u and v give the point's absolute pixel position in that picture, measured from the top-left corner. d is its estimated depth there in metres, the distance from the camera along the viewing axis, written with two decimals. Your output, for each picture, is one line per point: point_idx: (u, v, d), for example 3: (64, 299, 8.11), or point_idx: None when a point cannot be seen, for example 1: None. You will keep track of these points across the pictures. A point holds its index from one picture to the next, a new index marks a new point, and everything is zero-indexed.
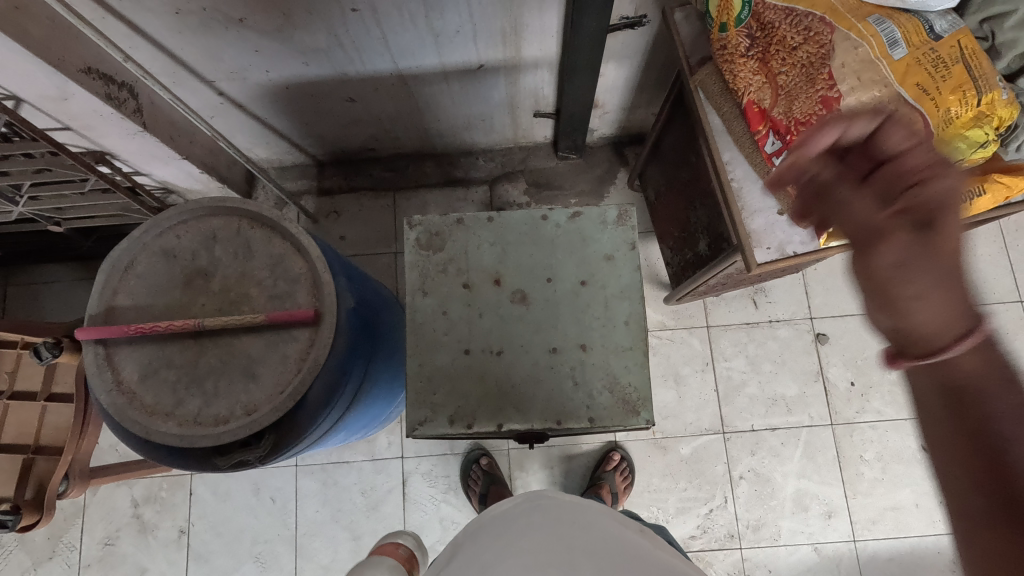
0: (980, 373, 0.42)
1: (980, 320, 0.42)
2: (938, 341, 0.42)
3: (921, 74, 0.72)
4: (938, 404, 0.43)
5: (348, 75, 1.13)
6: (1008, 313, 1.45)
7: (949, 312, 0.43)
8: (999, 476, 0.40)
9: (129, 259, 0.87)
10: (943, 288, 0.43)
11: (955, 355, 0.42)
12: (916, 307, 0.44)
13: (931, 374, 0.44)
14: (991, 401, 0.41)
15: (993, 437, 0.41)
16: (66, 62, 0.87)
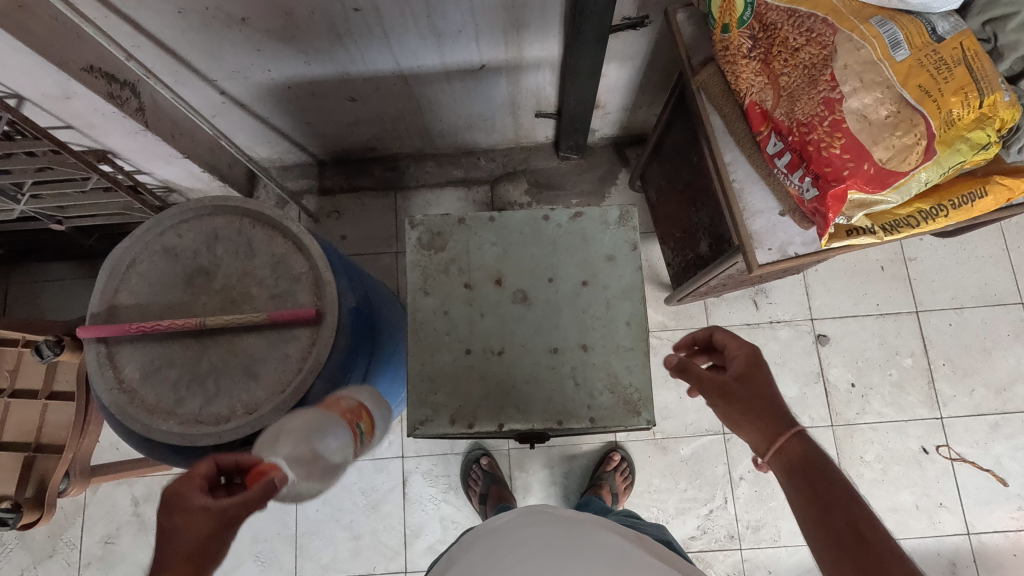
0: (802, 463, 0.59)
1: (790, 429, 0.61)
2: (783, 458, 0.61)
3: (923, 75, 0.72)
4: (790, 486, 0.59)
5: (350, 74, 1.13)
6: (1009, 315, 1.45)
7: (771, 436, 0.62)
8: (850, 552, 0.53)
9: (131, 257, 0.87)
10: (767, 424, 0.62)
11: (783, 447, 0.61)
12: (758, 442, 0.63)
13: (782, 465, 0.61)
14: (818, 480, 0.58)
15: (843, 517, 0.55)
16: (69, 60, 0.87)
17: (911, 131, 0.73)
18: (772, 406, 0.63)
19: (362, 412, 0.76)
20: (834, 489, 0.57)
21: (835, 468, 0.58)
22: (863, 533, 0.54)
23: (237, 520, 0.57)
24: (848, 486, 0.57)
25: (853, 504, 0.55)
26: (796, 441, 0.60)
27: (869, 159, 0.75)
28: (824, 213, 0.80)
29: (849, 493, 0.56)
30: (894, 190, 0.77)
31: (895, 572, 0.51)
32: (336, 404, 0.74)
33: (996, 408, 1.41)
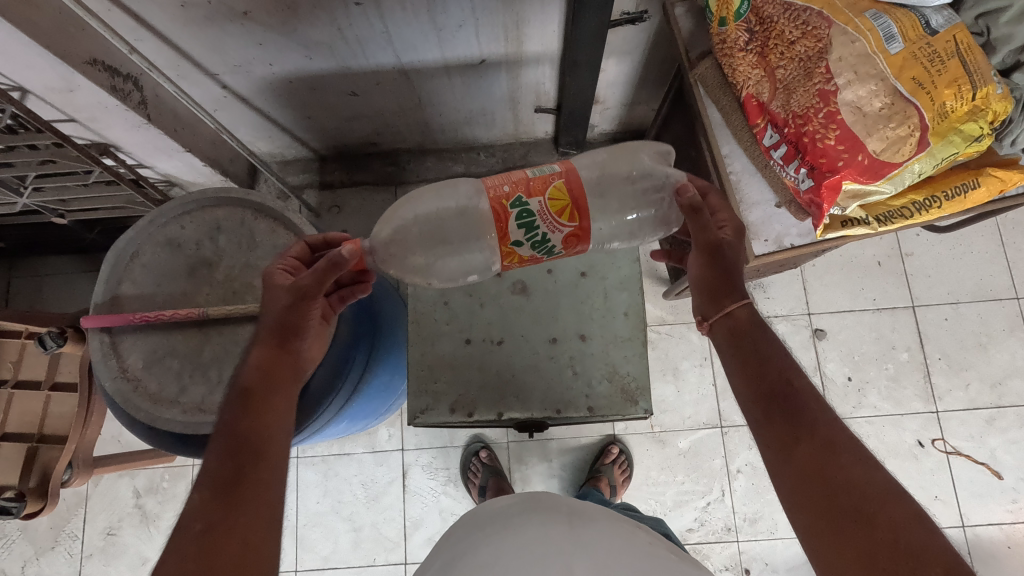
0: (745, 328, 0.70)
1: (743, 299, 0.71)
2: (731, 318, 0.71)
3: (917, 68, 0.73)
4: (731, 352, 0.70)
5: (350, 69, 1.14)
6: (1005, 310, 1.46)
7: (722, 303, 0.72)
8: (780, 401, 0.64)
9: (134, 248, 0.88)
10: (722, 290, 0.72)
11: (733, 311, 0.71)
12: (708, 303, 0.73)
13: (726, 331, 0.71)
14: (756, 347, 0.69)
15: (783, 377, 0.65)
16: (71, 53, 0.87)
17: (905, 123, 0.74)
18: (734, 276, 0.72)
19: (542, 184, 0.68)
20: (770, 352, 0.68)
21: (770, 334, 0.69)
22: (792, 392, 0.64)
23: (311, 290, 0.70)
24: (780, 348, 0.68)
25: (785, 363, 0.67)
26: (744, 309, 0.70)
27: (863, 151, 0.76)
28: (819, 204, 0.82)
29: (783, 352, 0.67)
30: (887, 181, 0.78)
31: (818, 423, 0.61)
32: (511, 172, 0.69)
33: (991, 402, 1.42)
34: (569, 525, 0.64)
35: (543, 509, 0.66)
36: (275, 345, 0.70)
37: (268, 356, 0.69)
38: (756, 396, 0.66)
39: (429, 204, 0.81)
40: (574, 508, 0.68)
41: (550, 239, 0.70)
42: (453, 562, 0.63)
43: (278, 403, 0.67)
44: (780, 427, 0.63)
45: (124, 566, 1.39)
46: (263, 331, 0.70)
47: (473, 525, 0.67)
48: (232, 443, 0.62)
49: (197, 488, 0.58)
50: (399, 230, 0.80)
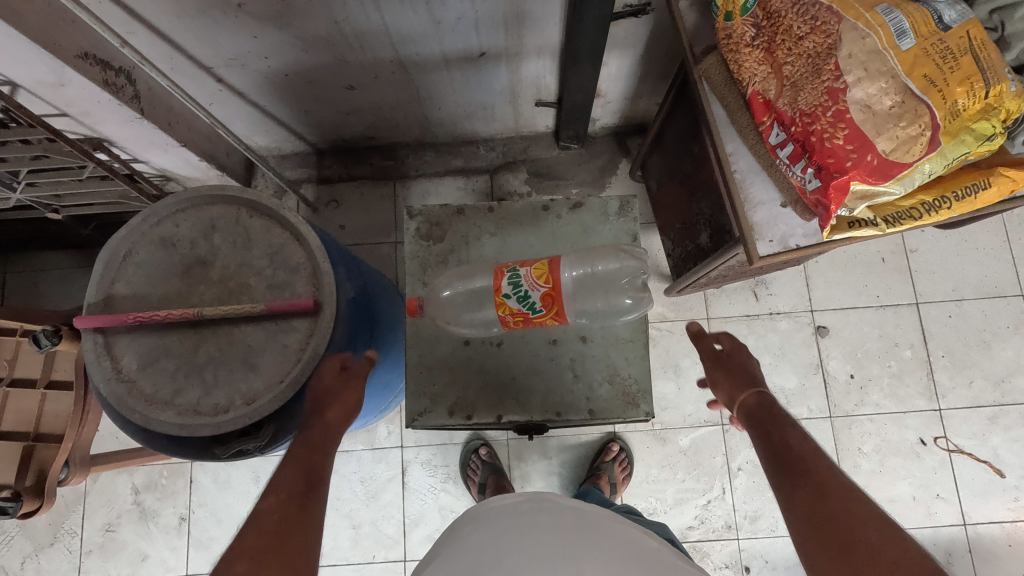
0: (760, 412, 0.70)
1: (751, 388, 0.72)
2: (744, 411, 0.72)
3: (928, 65, 0.71)
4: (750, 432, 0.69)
5: (347, 62, 1.12)
6: (1009, 307, 1.44)
7: (734, 394, 0.73)
8: (781, 461, 0.63)
9: (127, 247, 0.86)
10: (732, 384, 0.74)
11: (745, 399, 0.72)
12: (728, 403, 0.74)
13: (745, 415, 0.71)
14: (769, 422, 0.68)
15: (786, 441, 0.65)
16: (62, 46, 0.85)
17: (916, 122, 0.72)
18: (741, 374, 0.75)
19: (529, 260, 0.79)
20: (778, 425, 0.67)
21: (785, 413, 0.68)
22: (798, 454, 0.63)
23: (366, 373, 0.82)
24: (789, 420, 0.67)
25: (788, 430, 0.66)
26: (754, 397, 0.71)
27: (872, 151, 0.74)
28: (826, 205, 0.80)
29: (790, 422, 0.67)
30: (897, 181, 0.76)
31: (817, 474, 0.60)
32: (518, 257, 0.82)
33: (994, 400, 1.41)
34: (573, 531, 0.62)
35: (552, 508, 0.65)
36: (332, 410, 0.75)
37: (328, 419, 0.75)
38: (767, 468, 0.65)
39: (463, 280, 0.93)
40: (580, 510, 0.66)
41: (531, 297, 0.77)
42: (454, 562, 0.61)
43: (327, 462, 0.71)
44: (783, 491, 0.61)
45: (123, 562, 1.39)
46: (321, 399, 0.76)
47: (475, 521, 0.65)
48: (300, 470, 0.68)
49: (268, 496, 0.65)
50: (446, 299, 0.92)
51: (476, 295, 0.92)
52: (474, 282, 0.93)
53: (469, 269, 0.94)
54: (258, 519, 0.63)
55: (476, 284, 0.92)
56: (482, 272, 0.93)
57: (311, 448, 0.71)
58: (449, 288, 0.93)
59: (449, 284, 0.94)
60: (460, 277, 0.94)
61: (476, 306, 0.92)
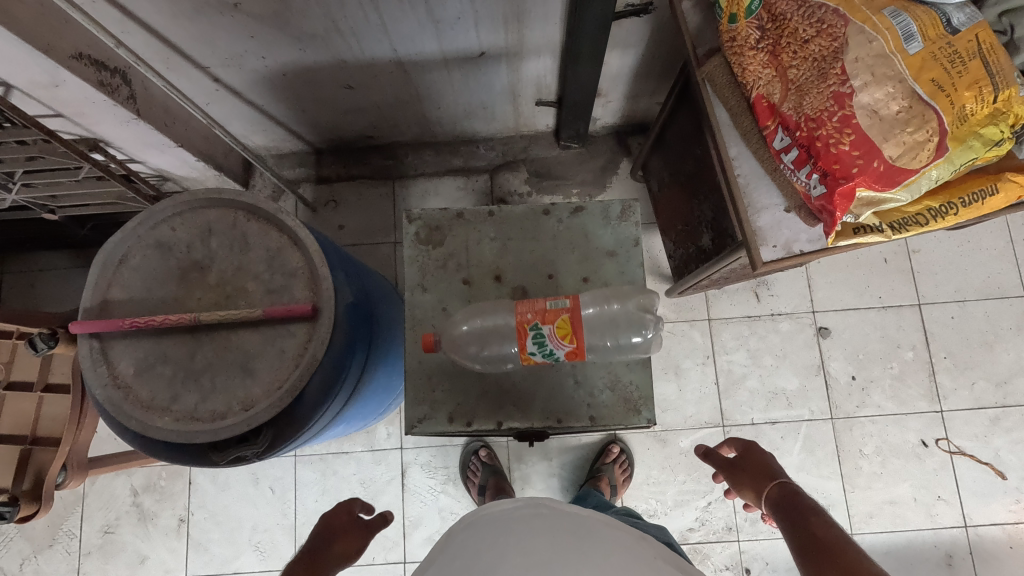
0: (784, 500, 0.76)
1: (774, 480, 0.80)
2: (771, 502, 0.78)
3: (936, 69, 0.71)
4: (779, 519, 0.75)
5: (346, 61, 1.10)
6: (1012, 308, 1.43)
7: (761, 487, 0.81)
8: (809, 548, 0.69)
9: (123, 251, 0.85)
10: (757, 481, 0.82)
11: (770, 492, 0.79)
12: (756, 497, 0.81)
13: (773, 504, 0.78)
14: (796, 507, 0.74)
15: (807, 526, 0.71)
16: (57, 47, 0.84)
17: (923, 127, 0.71)
18: (761, 469, 0.82)
19: (552, 314, 0.79)
20: (802, 511, 0.73)
21: (808, 496, 0.75)
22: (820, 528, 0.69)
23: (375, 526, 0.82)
24: (812, 505, 0.74)
25: (812, 517, 0.72)
26: (777, 488, 0.78)
27: (879, 157, 0.73)
28: (831, 211, 0.79)
29: (811, 508, 0.73)
30: (904, 188, 0.75)
31: (842, 557, 0.65)
32: (535, 300, 0.81)
33: (996, 401, 1.41)
34: (570, 542, 0.60)
35: (550, 515, 0.63)
36: (338, 544, 0.79)
37: (331, 555, 0.78)
38: (794, 546, 0.71)
39: (479, 317, 0.90)
40: (579, 517, 0.64)
41: (556, 352, 0.80)
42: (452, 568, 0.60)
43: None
44: (811, 564, 0.67)
45: (123, 564, 1.39)
46: (327, 536, 0.80)
47: (474, 526, 0.64)
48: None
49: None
50: (462, 335, 0.90)
51: (491, 333, 0.89)
52: (488, 320, 0.90)
53: (488, 306, 0.91)
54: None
55: (491, 322, 0.89)
56: (501, 310, 0.90)
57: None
58: (465, 324, 0.90)
59: (465, 320, 0.91)
60: (473, 314, 0.91)
61: (491, 343, 0.89)
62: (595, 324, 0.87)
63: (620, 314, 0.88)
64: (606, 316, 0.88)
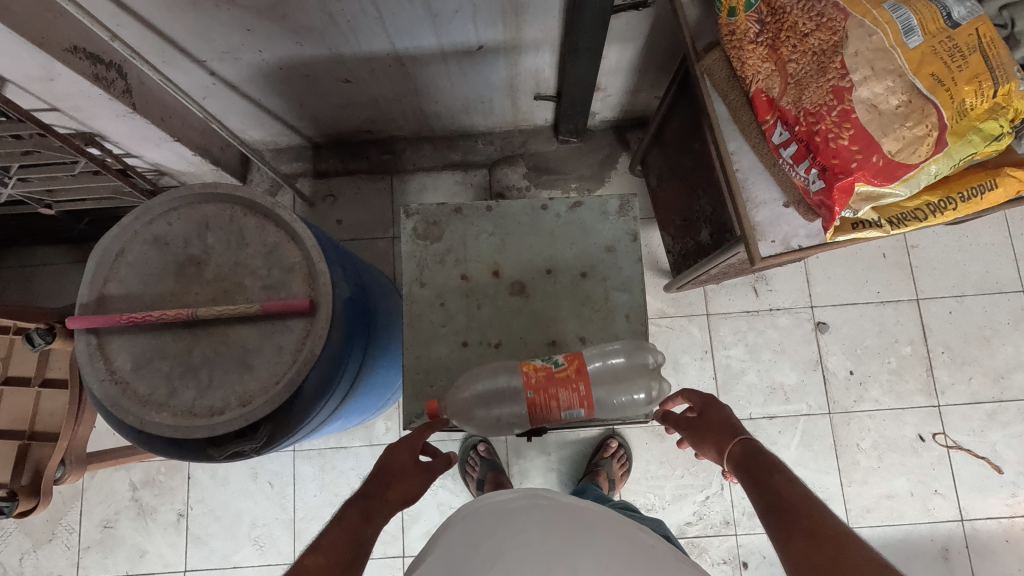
0: (747, 458, 0.71)
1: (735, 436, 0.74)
2: (732, 460, 0.73)
3: (936, 63, 0.70)
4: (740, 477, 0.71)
5: (343, 55, 1.10)
6: (1010, 303, 1.44)
7: (723, 445, 0.75)
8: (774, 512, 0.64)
9: (120, 246, 0.85)
10: (716, 438, 0.76)
11: (730, 450, 0.74)
12: (717, 454, 0.76)
13: (734, 460, 0.73)
14: (758, 465, 0.70)
15: (771, 488, 0.66)
16: (51, 40, 0.83)
17: (922, 122, 0.71)
18: (723, 426, 0.77)
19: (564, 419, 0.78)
20: (767, 471, 0.68)
21: (772, 454, 0.70)
22: (783, 488, 0.65)
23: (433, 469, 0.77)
24: (777, 463, 0.69)
25: (777, 477, 0.67)
26: (739, 446, 0.73)
27: (878, 152, 0.73)
28: (829, 206, 0.79)
29: (776, 466, 0.68)
30: (903, 183, 0.75)
31: (811, 523, 0.61)
32: (550, 412, 0.76)
33: (994, 396, 1.41)
34: (566, 528, 0.61)
35: (548, 505, 0.64)
36: (394, 490, 0.74)
37: (386, 500, 0.73)
38: (756, 507, 0.67)
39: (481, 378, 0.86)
40: (575, 507, 0.64)
41: None
42: (450, 556, 0.61)
43: (369, 537, 0.69)
44: (773, 527, 0.64)
45: (122, 558, 1.39)
46: (384, 480, 0.74)
47: (471, 516, 0.65)
48: (344, 531, 0.69)
49: (312, 555, 0.66)
50: (466, 396, 0.85)
51: (495, 393, 0.84)
52: (490, 380, 0.86)
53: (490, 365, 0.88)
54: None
55: (493, 382, 0.85)
56: (503, 368, 0.86)
57: (359, 518, 0.70)
58: (470, 386, 0.86)
59: (469, 381, 0.87)
60: (477, 374, 0.87)
61: (497, 403, 0.83)
62: (601, 376, 0.83)
63: (624, 367, 0.86)
64: (610, 370, 0.85)
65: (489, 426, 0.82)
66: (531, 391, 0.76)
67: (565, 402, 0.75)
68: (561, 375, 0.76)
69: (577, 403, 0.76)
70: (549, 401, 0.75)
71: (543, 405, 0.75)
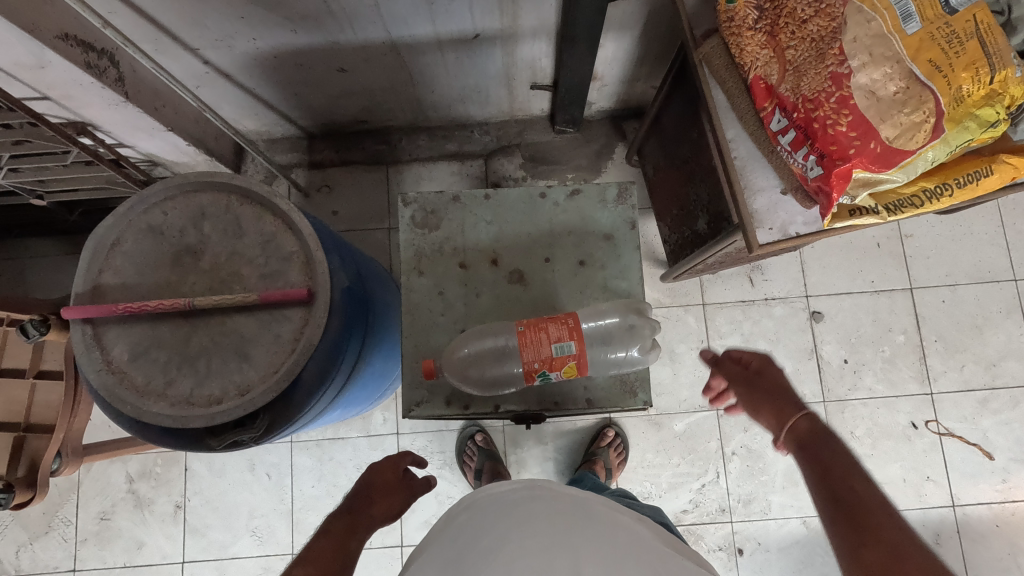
0: (809, 436, 0.71)
1: (797, 410, 0.74)
2: (791, 432, 0.73)
3: (934, 49, 0.71)
4: (799, 457, 0.71)
5: (338, 43, 1.09)
6: (1002, 291, 1.45)
7: (782, 412, 0.75)
8: (841, 502, 0.63)
9: (115, 235, 0.84)
10: (780, 405, 0.76)
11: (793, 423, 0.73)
12: (772, 421, 0.76)
13: (794, 437, 0.73)
14: (823, 448, 0.69)
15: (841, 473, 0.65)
16: (42, 27, 0.82)
17: (920, 108, 0.72)
18: (784, 394, 0.77)
19: (559, 360, 0.79)
20: (834, 454, 0.67)
21: (837, 436, 0.70)
22: (850, 479, 0.64)
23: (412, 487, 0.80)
24: (845, 451, 0.68)
25: (846, 463, 0.66)
26: (804, 420, 0.73)
27: (876, 138, 0.74)
28: (828, 192, 0.79)
29: (845, 453, 0.67)
30: (900, 169, 0.76)
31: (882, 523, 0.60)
32: (540, 345, 0.79)
33: (985, 383, 1.43)
34: (567, 518, 0.61)
35: (548, 494, 0.65)
36: (378, 504, 0.76)
37: (370, 514, 0.75)
38: (821, 491, 0.65)
39: (479, 338, 0.90)
40: (575, 498, 0.65)
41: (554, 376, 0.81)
42: (451, 547, 0.61)
43: (355, 549, 0.70)
44: (838, 517, 0.62)
45: (119, 550, 1.39)
46: (370, 493, 0.77)
47: (472, 509, 0.65)
48: (331, 543, 0.69)
49: (302, 565, 0.66)
50: (463, 355, 0.89)
51: (493, 353, 0.89)
52: (486, 341, 0.90)
53: (486, 325, 0.91)
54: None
55: (491, 342, 0.90)
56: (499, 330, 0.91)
57: (345, 530, 0.71)
58: (465, 346, 0.90)
59: (466, 340, 0.90)
60: (472, 336, 0.90)
61: (494, 363, 0.89)
62: (593, 338, 0.89)
63: (617, 328, 0.91)
64: (601, 330, 0.90)
65: (487, 384, 0.89)
66: (521, 326, 0.80)
67: (554, 332, 0.79)
68: (550, 315, 0.82)
69: (566, 333, 0.79)
70: (539, 334, 0.79)
71: (532, 337, 0.79)
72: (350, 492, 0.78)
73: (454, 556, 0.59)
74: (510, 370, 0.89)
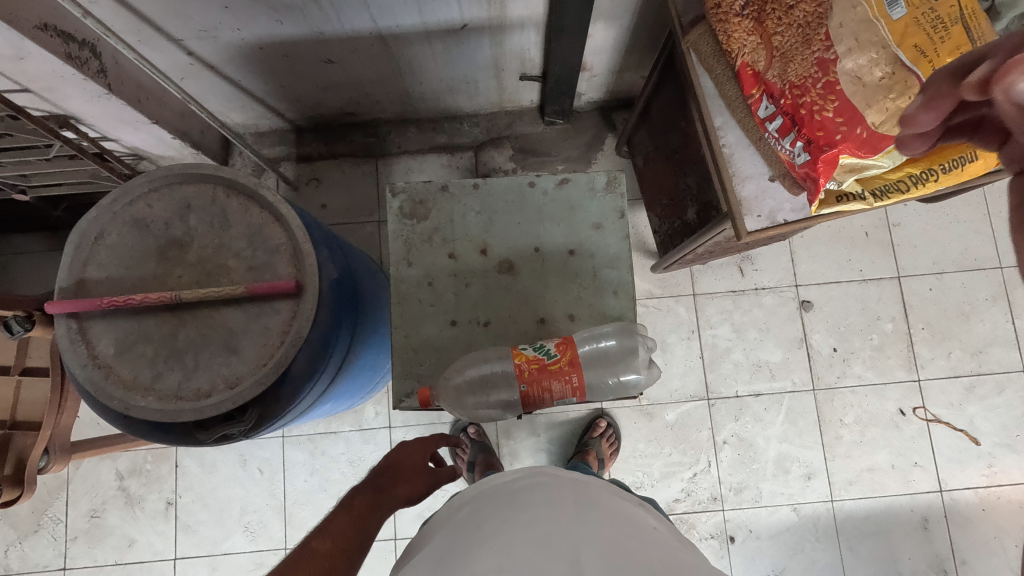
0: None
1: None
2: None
3: (919, 35, 0.73)
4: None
5: (324, 34, 1.07)
6: (988, 279, 1.46)
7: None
8: None
9: (99, 229, 0.83)
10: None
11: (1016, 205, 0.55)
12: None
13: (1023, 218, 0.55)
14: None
15: None
16: (20, 17, 0.80)
17: (905, 93, 0.73)
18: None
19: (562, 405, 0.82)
20: None
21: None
22: None
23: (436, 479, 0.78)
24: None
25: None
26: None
27: (862, 123, 0.76)
28: (815, 178, 0.81)
29: None
30: (886, 155, 0.77)
31: None
32: (544, 402, 0.80)
33: (972, 369, 1.44)
34: (571, 505, 0.61)
35: (550, 482, 0.65)
36: (401, 487, 0.75)
37: (393, 495, 0.74)
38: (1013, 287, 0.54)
39: (473, 364, 0.87)
40: (577, 485, 0.66)
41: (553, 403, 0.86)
42: (451, 537, 0.61)
43: (373, 528, 0.70)
44: None
45: (110, 547, 1.38)
46: (395, 474, 0.76)
47: (475, 499, 0.65)
48: (351, 519, 0.69)
49: (320, 538, 0.66)
50: (457, 384, 0.86)
51: (489, 378, 0.87)
52: (481, 366, 0.87)
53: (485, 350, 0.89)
54: (309, 559, 0.64)
55: (484, 368, 0.87)
56: (495, 354, 0.88)
57: (366, 509, 0.71)
58: (462, 371, 0.87)
59: (459, 367, 0.87)
60: (470, 360, 0.88)
61: (485, 391, 0.86)
62: (590, 360, 0.86)
63: (615, 350, 0.88)
64: (600, 353, 0.88)
65: (478, 414, 0.86)
66: (523, 385, 0.79)
67: (558, 392, 0.79)
68: (553, 367, 0.79)
69: (569, 392, 0.79)
70: (542, 392, 0.79)
71: (536, 397, 0.79)
72: (373, 469, 0.76)
73: (457, 543, 0.59)
74: (505, 397, 0.85)
